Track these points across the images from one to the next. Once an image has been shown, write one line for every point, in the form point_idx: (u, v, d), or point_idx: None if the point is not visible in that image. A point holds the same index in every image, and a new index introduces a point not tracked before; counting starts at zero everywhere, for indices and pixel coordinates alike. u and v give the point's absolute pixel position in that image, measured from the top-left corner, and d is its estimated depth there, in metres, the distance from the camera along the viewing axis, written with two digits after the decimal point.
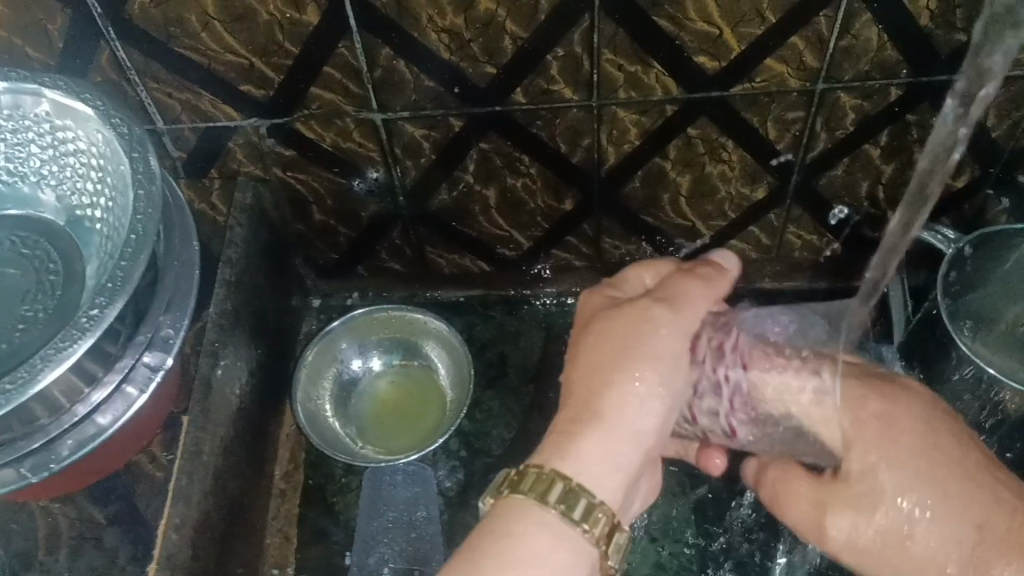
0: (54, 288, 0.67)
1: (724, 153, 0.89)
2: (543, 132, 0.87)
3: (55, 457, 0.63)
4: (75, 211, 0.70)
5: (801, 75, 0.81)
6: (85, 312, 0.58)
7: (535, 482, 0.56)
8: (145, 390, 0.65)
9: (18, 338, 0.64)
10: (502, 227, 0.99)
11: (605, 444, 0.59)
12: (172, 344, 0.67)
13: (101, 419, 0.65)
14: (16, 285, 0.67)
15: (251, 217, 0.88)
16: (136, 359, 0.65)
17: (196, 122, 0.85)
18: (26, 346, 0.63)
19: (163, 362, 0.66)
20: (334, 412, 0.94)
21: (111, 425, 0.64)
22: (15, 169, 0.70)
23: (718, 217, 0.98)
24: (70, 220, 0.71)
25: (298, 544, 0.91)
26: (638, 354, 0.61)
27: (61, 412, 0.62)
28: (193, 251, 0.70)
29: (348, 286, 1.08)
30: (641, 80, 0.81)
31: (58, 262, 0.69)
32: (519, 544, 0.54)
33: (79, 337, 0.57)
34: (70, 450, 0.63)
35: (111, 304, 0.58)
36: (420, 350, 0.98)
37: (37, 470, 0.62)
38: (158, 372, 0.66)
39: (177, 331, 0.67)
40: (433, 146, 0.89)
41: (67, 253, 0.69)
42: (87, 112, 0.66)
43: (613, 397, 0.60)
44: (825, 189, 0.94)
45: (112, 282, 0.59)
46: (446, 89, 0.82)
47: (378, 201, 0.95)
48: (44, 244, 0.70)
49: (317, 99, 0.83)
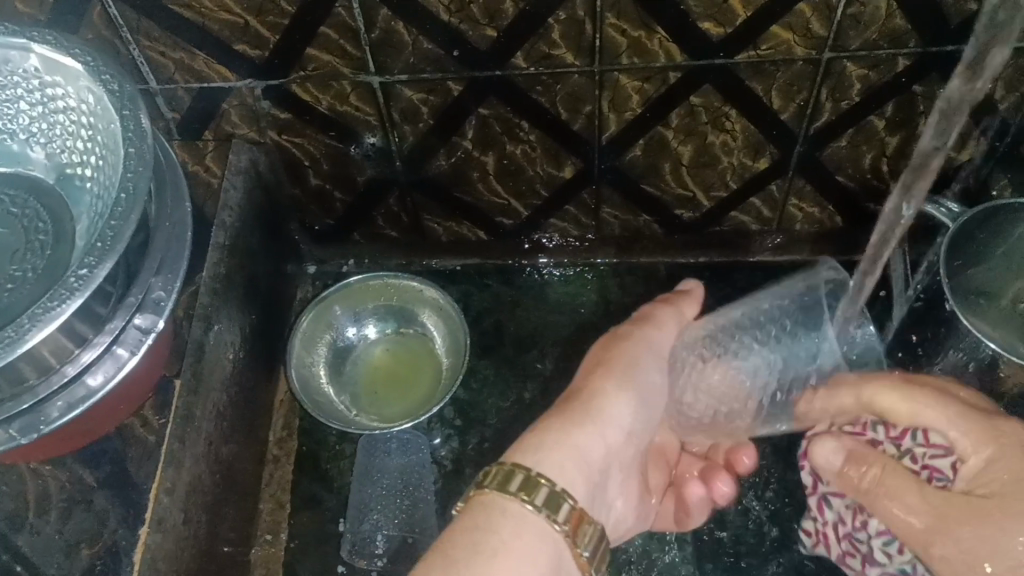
0: (43, 248, 0.66)
1: (727, 122, 0.88)
2: (543, 98, 0.85)
3: (44, 419, 0.61)
4: (65, 169, 0.69)
5: (807, 43, 0.79)
6: (74, 272, 0.57)
7: (497, 475, 0.57)
8: (135, 352, 0.64)
9: (6, 299, 0.62)
10: (500, 194, 0.98)
11: (576, 436, 0.62)
12: (163, 307, 0.65)
13: (91, 380, 0.63)
14: (5, 244, 0.65)
15: (245, 180, 0.87)
16: (127, 320, 0.63)
17: (190, 83, 0.84)
18: (15, 306, 0.62)
19: (154, 325, 0.64)
20: (328, 377, 0.94)
21: (100, 387, 0.63)
22: (3, 126, 0.69)
23: (718, 187, 0.97)
24: (61, 178, 0.69)
25: (291, 510, 0.91)
26: (600, 369, 0.66)
27: (50, 373, 0.61)
28: (186, 212, 0.68)
29: (344, 253, 1.07)
30: (644, 46, 0.80)
31: (48, 221, 0.67)
32: (488, 536, 0.53)
33: (68, 297, 0.56)
34: (58, 412, 0.62)
35: (101, 264, 0.57)
36: (415, 317, 0.97)
37: (26, 432, 0.60)
38: (149, 334, 0.64)
39: (169, 293, 0.65)
40: (431, 111, 0.87)
41: (57, 213, 0.67)
42: (76, 69, 0.64)
43: (587, 397, 0.65)
44: (828, 161, 0.92)
45: (102, 241, 0.58)
46: (445, 51, 0.80)
47: (375, 166, 0.94)
48: (34, 202, 0.68)
49: (314, 60, 0.82)
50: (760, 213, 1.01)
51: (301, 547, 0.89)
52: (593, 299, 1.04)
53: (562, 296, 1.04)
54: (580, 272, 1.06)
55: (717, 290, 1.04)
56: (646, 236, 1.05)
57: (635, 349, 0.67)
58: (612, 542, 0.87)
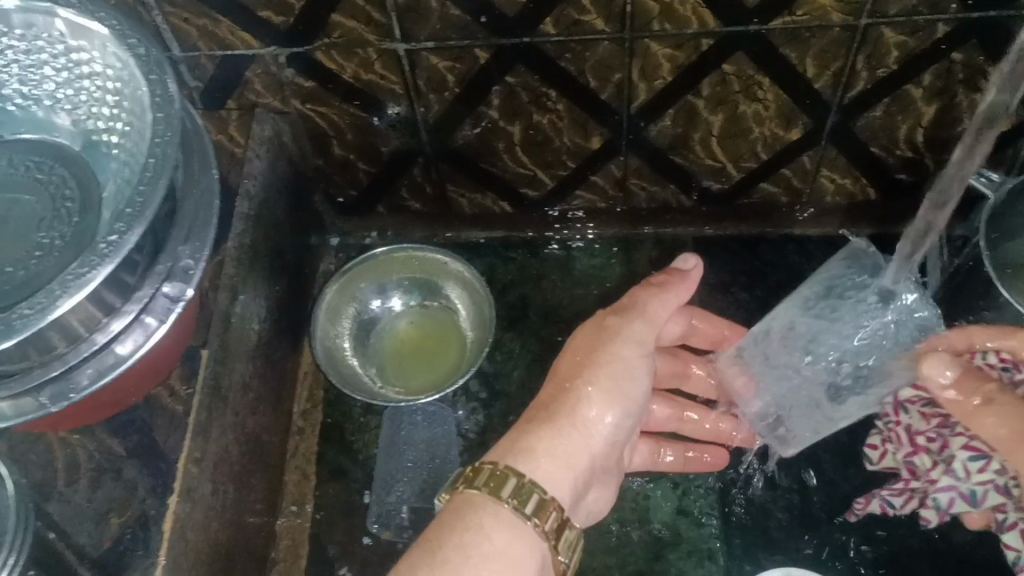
0: (70, 215, 0.64)
1: (760, 91, 0.86)
2: (572, 67, 0.84)
3: (74, 386, 0.61)
4: (91, 136, 0.67)
5: (844, 9, 0.77)
6: (105, 239, 0.56)
7: (489, 477, 0.56)
8: (165, 320, 0.63)
9: (29, 270, 0.61)
10: (526, 165, 0.96)
11: (560, 439, 0.62)
12: (192, 275, 0.64)
13: (120, 348, 0.62)
14: (31, 211, 0.64)
15: (270, 150, 0.86)
16: (156, 289, 0.63)
17: (214, 51, 0.83)
18: (40, 274, 0.61)
19: (184, 292, 0.64)
20: (353, 350, 0.93)
21: (129, 356, 0.62)
22: (29, 92, 0.67)
23: (748, 158, 0.95)
24: (86, 145, 0.67)
25: (317, 482, 0.90)
26: (587, 361, 0.66)
27: (79, 340, 0.60)
28: (213, 179, 0.67)
29: (368, 226, 1.06)
30: (676, 11, 0.78)
31: (74, 188, 0.65)
32: (472, 537, 0.53)
33: (98, 264, 0.55)
34: (87, 382, 0.61)
35: (131, 230, 0.56)
36: (441, 291, 0.96)
37: (57, 400, 0.60)
38: (179, 302, 0.63)
39: (197, 262, 0.64)
40: (457, 79, 0.86)
41: (83, 180, 0.66)
42: (102, 33, 0.63)
43: (572, 397, 0.64)
44: (861, 131, 0.90)
45: (130, 208, 0.57)
46: (473, 17, 0.79)
47: (400, 137, 0.93)
48: (60, 169, 0.66)
49: (339, 27, 0.80)
50: (790, 184, 0.99)
51: (327, 519, 0.88)
52: (619, 273, 1.03)
53: (589, 268, 1.03)
54: (606, 245, 1.05)
55: (747, 263, 1.03)
56: (674, 208, 1.03)
57: (621, 347, 0.66)
58: (640, 516, 0.87)
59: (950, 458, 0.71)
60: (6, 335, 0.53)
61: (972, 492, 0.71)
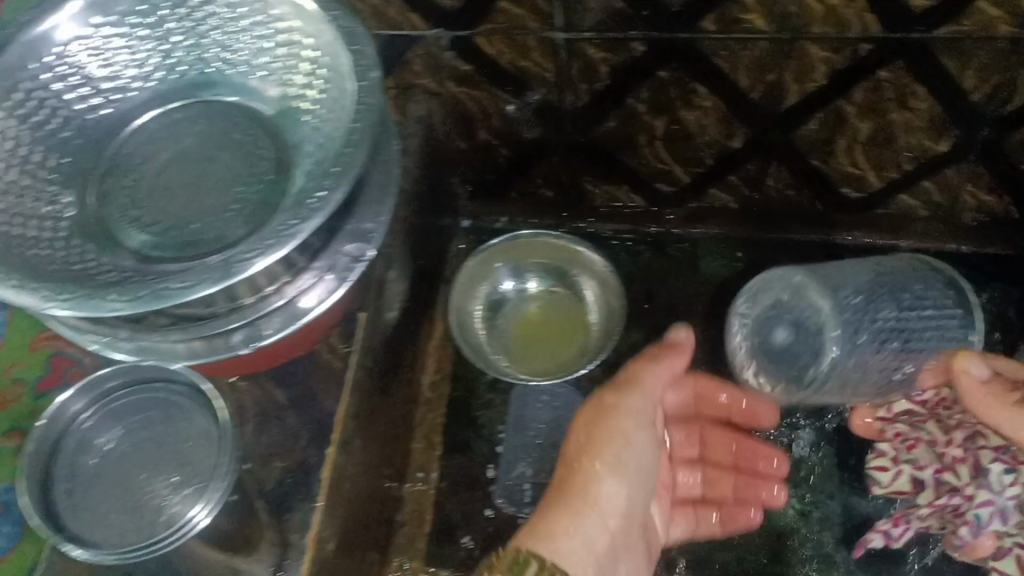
0: (265, 174, 0.65)
1: (913, 101, 0.86)
2: (726, 64, 0.85)
3: (262, 331, 0.64)
4: (287, 103, 0.67)
5: (1013, 22, 0.77)
6: (312, 196, 0.59)
7: (513, 561, 0.58)
8: (346, 277, 0.66)
9: (224, 222, 0.62)
10: (665, 159, 0.98)
11: (581, 522, 0.64)
12: (373, 238, 0.67)
13: (304, 300, 0.65)
14: (228, 167, 0.66)
15: (423, 128, 0.91)
16: (339, 248, 0.66)
17: (380, 31, 0.87)
18: (233, 228, 0.62)
19: (365, 253, 0.67)
20: (483, 325, 0.96)
21: (313, 307, 0.65)
22: (229, 57, 0.68)
23: (890, 167, 0.94)
24: (281, 110, 0.67)
25: (443, 452, 0.93)
26: (604, 436, 0.67)
27: (266, 290, 0.63)
28: (393, 150, 0.72)
29: (498, 210, 1.08)
30: (840, 15, 0.79)
31: (268, 148, 0.66)
32: None
33: (308, 217, 0.58)
34: (271, 331, 0.64)
35: (336, 190, 0.59)
36: (570, 279, 0.98)
37: (248, 341, 0.64)
38: (361, 260, 0.66)
39: (377, 225, 0.68)
40: (611, 70, 0.87)
41: (277, 141, 0.66)
42: (305, 5, 0.66)
43: (587, 475, 0.66)
44: (1011, 148, 0.89)
45: (338, 166, 0.61)
46: (636, 11, 0.80)
47: (543, 123, 0.95)
48: (255, 130, 0.67)
49: (504, 13, 0.83)
50: (929, 198, 0.98)
51: (452, 489, 0.91)
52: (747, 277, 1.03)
53: (718, 267, 1.04)
54: (734, 245, 1.05)
55: None
56: (806, 213, 1.03)
57: (626, 421, 0.69)
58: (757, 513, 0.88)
59: (980, 473, 0.71)
60: (219, 278, 0.55)
61: (1007, 507, 0.70)
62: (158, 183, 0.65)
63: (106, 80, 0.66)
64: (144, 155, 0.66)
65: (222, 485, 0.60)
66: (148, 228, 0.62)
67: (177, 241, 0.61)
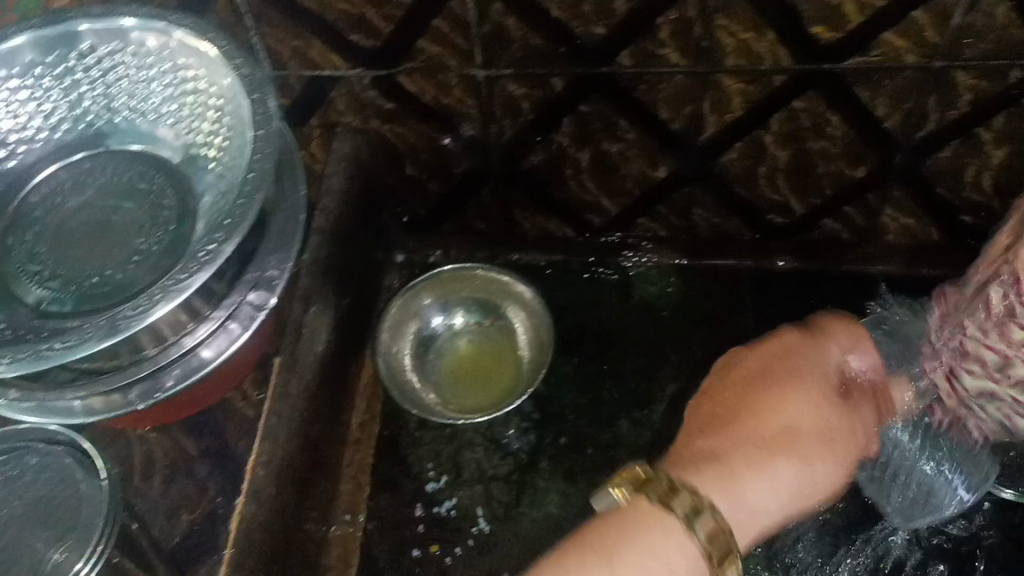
0: (167, 223, 0.65)
1: (827, 127, 0.88)
2: (646, 97, 0.85)
3: (161, 386, 0.64)
4: (192, 149, 0.68)
5: (919, 50, 0.80)
6: (204, 246, 0.58)
7: (659, 487, 0.57)
8: (248, 327, 0.66)
9: (134, 267, 0.63)
10: (591, 190, 0.98)
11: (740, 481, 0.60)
12: (276, 286, 0.66)
13: (204, 352, 0.65)
14: (130, 219, 0.66)
15: (351, 167, 0.88)
16: (242, 297, 0.65)
17: (303, 71, 0.85)
18: (137, 279, 0.62)
19: (266, 301, 0.66)
20: (412, 363, 0.97)
21: (213, 359, 0.65)
22: (136, 106, 0.69)
23: (758, 177, 0.95)
24: (187, 158, 0.68)
25: (370, 492, 0.94)
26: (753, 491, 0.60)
27: (169, 343, 0.63)
28: (300, 196, 0.71)
29: (432, 243, 1.06)
30: (751, 48, 0.80)
31: (171, 199, 0.67)
32: (636, 540, 0.54)
33: (196, 270, 0.57)
34: (172, 381, 0.64)
35: (228, 240, 0.58)
36: (500, 312, 0.99)
37: (145, 397, 0.63)
38: (262, 311, 0.66)
39: (281, 273, 0.67)
40: (533, 106, 0.87)
41: (184, 189, 0.67)
42: (211, 52, 0.66)
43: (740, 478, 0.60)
44: (926, 173, 0.92)
45: (230, 218, 0.59)
46: (554, 47, 0.81)
47: (470, 157, 0.95)
48: (163, 183, 0.67)
49: (425, 53, 0.83)
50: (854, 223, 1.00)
51: (377, 529, 0.92)
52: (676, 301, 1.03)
53: (658, 296, 1.04)
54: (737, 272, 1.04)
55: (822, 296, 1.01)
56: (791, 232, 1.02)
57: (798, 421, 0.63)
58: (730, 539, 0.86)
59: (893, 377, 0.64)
60: (104, 334, 0.54)
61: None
62: (93, 228, 0.65)
63: (9, 129, 0.67)
64: (51, 204, 0.67)
65: (101, 547, 0.65)
66: (47, 282, 0.63)
67: (80, 293, 0.62)
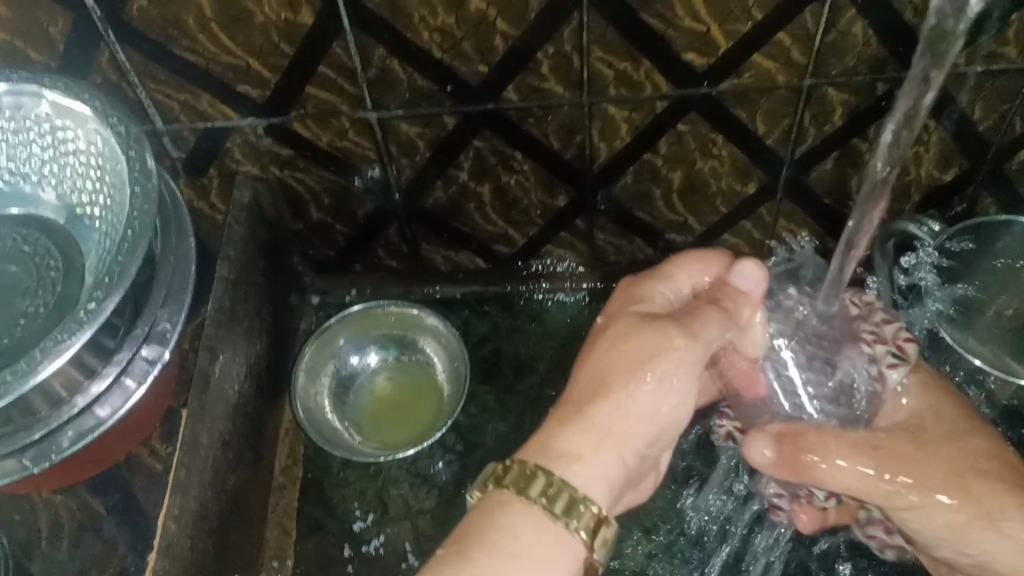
0: (54, 284, 0.70)
1: (714, 148, 0.91)
2: (535, 130, 0.88)
3: (55, 448, 0.64)
4: (74, 208, 0.73)
5: (788, 71, 0.83)
6: (84, 306, 0.60)
7: (519, 476, 0.59)
8: (143, 381, 0.67)
9: (26, 328, 0.67)
10: (496, 223, 1.01)
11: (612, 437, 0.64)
12: (169, 338, 0.68)
13: (100, 411, 0.66)
14: (17, 280, 0.69)
15: (249, 216, 0.89)
16: (134, 351, 0.67)
17: (195, 123, 0.86)
18: (30, 339, 0.66)
19: (160, 355, 0.68)
20: (331, 405, 0.97)
21: (109, 417, 0.66)
22: (16, 169, 0.73)
23: (654, 197, 0.98)
24: (70, 218, 0.73)
25: (296, 537, 0.94)
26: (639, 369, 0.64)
27: (61, 403, 0.64)
28: (189, 247, 0.72)
29: (346, 283, 1.09)
30: (631, 78, 0.83)
31: (58, 258, 0.71)
32: (501, 538, 0.57)
33: (77, 330, 0.59)
34: (67, 442, 0.65)
35: (108, 297, 0.60)
36: (417, 347, 1.01)
37: (39, 460, 0.64)
38: (156, 364, 0.68)
39: (174, 324, 0.69)
40: (428, 145, 0.90)
41: (67, 250, 0.71)
42: (86, 113, 0.68)
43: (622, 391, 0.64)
44: (813, 184, 0.96)
45: (110, 276, 0.61)
46: (439, 87, 0.83)
47: (374, 200, 0.97)
48: (44, 241, 0.72)
49: (313, 99, 0.84)
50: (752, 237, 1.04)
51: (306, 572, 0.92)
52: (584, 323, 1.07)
53: (569, 321, 1.06)
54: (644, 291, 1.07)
55: None
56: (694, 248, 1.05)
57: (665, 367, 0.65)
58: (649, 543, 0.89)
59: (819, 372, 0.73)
60: None
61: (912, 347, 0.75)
62: None
63: None
64: None
65: None
66: None
67: None
